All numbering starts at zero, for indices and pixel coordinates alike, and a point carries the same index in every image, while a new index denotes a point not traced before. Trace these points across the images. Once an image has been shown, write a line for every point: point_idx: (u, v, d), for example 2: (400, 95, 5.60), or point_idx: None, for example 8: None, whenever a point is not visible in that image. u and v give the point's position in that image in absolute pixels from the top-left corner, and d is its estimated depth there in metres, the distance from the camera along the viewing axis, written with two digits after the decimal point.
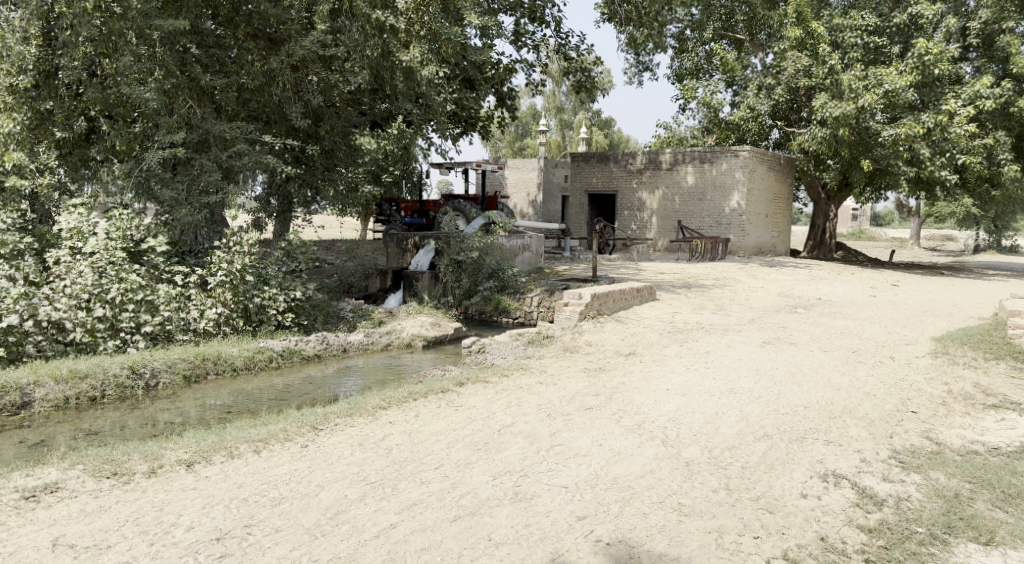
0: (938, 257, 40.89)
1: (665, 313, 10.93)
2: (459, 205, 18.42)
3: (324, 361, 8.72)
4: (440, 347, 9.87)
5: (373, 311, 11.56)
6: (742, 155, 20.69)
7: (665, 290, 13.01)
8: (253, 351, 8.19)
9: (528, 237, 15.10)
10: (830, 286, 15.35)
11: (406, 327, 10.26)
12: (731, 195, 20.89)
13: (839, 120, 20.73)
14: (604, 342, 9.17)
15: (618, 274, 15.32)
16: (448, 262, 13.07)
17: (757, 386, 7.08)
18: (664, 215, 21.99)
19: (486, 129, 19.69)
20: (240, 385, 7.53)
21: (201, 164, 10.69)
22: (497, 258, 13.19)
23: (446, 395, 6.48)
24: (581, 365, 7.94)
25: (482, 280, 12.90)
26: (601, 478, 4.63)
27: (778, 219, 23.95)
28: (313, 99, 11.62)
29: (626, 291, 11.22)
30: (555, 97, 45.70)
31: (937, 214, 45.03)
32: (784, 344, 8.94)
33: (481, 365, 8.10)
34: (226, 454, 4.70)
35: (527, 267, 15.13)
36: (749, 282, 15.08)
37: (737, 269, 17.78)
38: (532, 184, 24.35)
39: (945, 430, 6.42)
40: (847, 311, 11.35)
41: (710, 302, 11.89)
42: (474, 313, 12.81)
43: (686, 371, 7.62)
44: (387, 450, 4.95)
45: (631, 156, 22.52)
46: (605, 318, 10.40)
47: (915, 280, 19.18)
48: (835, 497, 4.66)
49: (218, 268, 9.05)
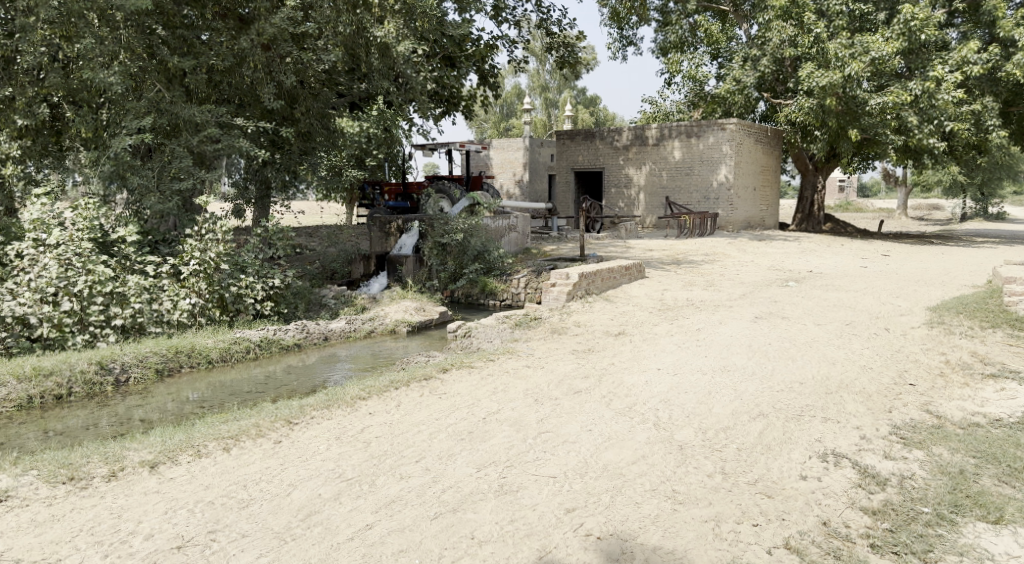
0: (926, 226, 40.95)
1: (655, 291, 10.70)
2: (443, 187, 18.08)
3: (305, 350, 8.45)
4: (426, 333, 9.62)
5: (356, 297, 11.28)
6: (729, 128, 20.43)
7: (654, 267, 12.78)
8: (230, 342, 7.91)
9: (514, 217, 14.81)
10: (820, 258, 15.18)
11: (390, 313, 9.99)
12: (718, 168, 20.64)
13: (826, 90, 20.65)
14: (593, 322, 8.93)
15: (607, 252, 15.09)
16: (433, 245, 12.78)
17: (751, 363, 6.87)
18: (652, 191, 21.72)
19: (469, 109, 19.29)
20: (217, 378, 7.27)
21: (171, 150, 10.33)
22: (482, 239, 12.91)
23: (430, 382, 6.22)
24: (569, 347, 7.70)
25: (468, 263, 12.64)
26: (591, 466, 4.39)
27: (766, 192, 23.73)
28: (286, 80, 11.25)
29: (615, 269, 10.97)
30: (539, 75, 45.16)
31: (924, 184, 45.05)
32: (777, 319, 8.73)
33: (467, 350, 7.84)
34: (192, 453, 4.45)
35: (514, 248, 14.86)
36: (739, 256, 14.90)
37: (726, 244, 17.57)
38: (518, 164, 24.01)
39: (945, 402, 6.23)
40: (840, 283, 11.17)
41: (700, 278, 11.67)
42: (460, 296, 12.54)
43: (677, 349, 7.40)
44: (365, 444, 4.69)
45: (617, 132, 22.25)
46: (593, 298, 10.15)
47: (905, 250, 19.06)
48: (836, 478, 4.45)
49: (191, 257, 8.76)
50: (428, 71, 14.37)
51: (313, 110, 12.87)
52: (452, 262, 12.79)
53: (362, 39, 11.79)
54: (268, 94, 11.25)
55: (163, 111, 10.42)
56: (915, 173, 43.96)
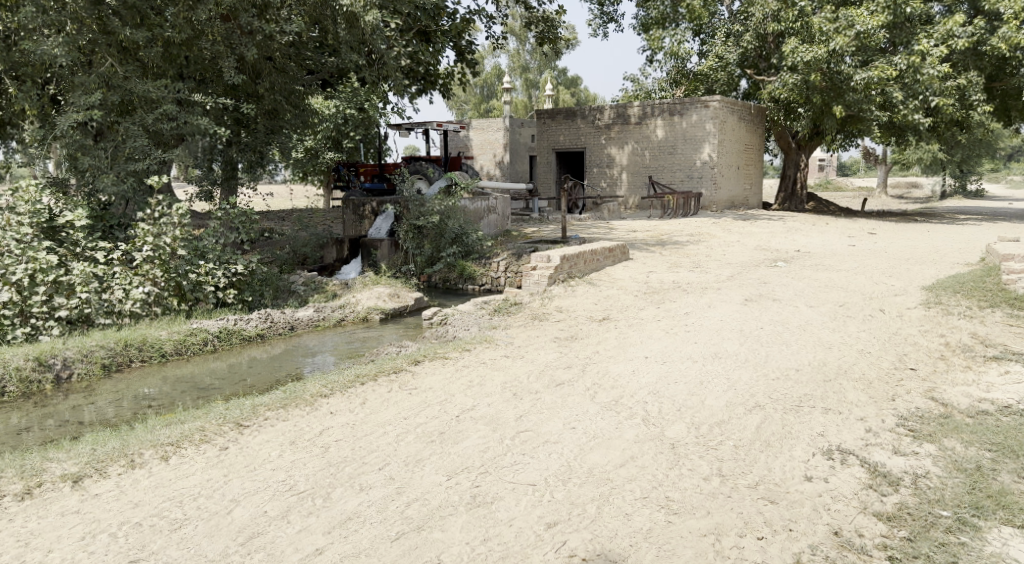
0: (907, 204, 40.89)
1: (640, 273, 10.26)
2: (420, 167, 17.53)
3: (268, 341, 7.92)
4: (399, 320, 9.11)
5: (327, 284, 10.74)
6: (712, 105, 20.02)
7: (638, 248, 12.33)
8: (185, 334, 7.38)
9: (493, 198, 14.29)
10: (807, 237, 14.82)
11: (362, 300, 9.47)
12: (702, 147, 20.20)
13: (810, 66, 20.39)
14: (576, 307, 8.47)
15: (589, 233, 14.62)
16: (408, 228, 12.25)
17: (744, 349, 6.46)
18: (635, 171, 21.25)
19: (447, 88, 18.57)
20: (172, 373, 6.76)
21: (125, 129, 9.70)
22: (459, 221, 12.38)
23: (399, 376, 5.73)
24: (551, 335, 7.24)
25: (445, 246, 12.12)
26: (574, 471, 3.95)
27: (750, 171, 23.33)
28: (247, 53, 10.65)
29: (597, 252, 10.51)
30: (519, 55, 44.39)
31: (905, 162, 44.99)
32: (768, 301, 8.32)
33: (442, 340, 7.35)
34: (123, 464, 3.96)
35: (494, 231, 14.34)
36: (725, 236, 14.49)
37: (711, 224, 17.17)
38: (498, 144, 23.44)
39: (949, 388, 5.85)
40: (830, 262, 10.79)
41: (686, 259, 11.25)
42: (437, 281, 12.04)
43: (665, 336, 6.96)
44: (323, 449, 4.21)
45: (599, 111, 21.67)
46: (576, 282, 9.68)
47: (890, 228, 18.78)
48: (843, 479, 4.03)
49: (144, 243, 8.17)
50: (401, 46, 13.73)
51: (278, 86, 12.22)
52: (429, 245, 12.27)
53: (330, 9, 11.23)
54: (228, 68, 10.60)
55: (115, 87, 9.77)
56: (896, 151, 43.87)
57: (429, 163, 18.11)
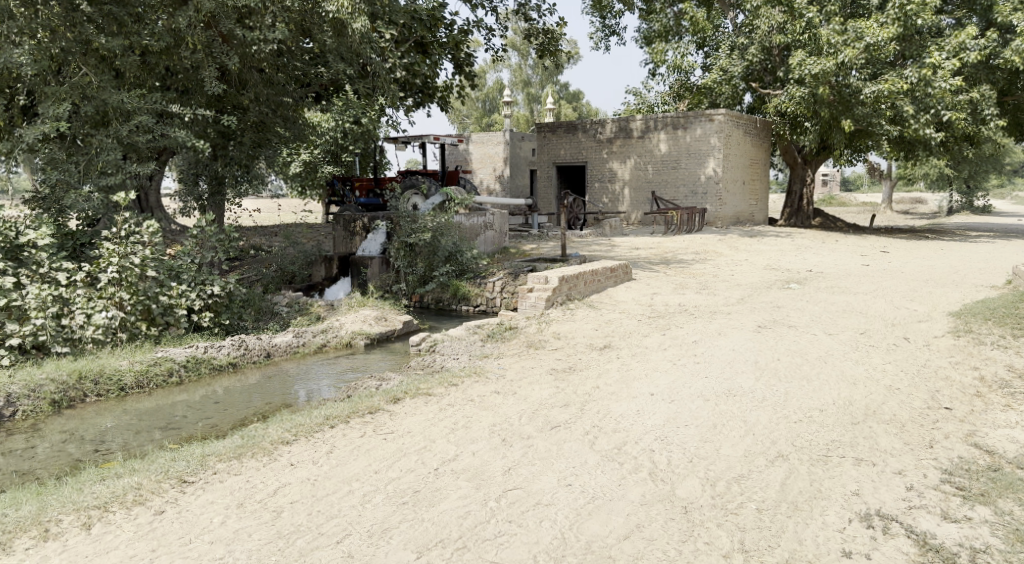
0: (913, 220, 40.27)
1: (644, 295, 9.64)
2: (415, 182, 16.98)
3: (241, 370, 7.31)
4: (386, 346, 8.50)
5: (312, 305, 10.15)
6: (717, 119, 19.46)
7: (642, 267, 11.73)
8: (149, 364, 6.79)
9: (490, 214, 13.71)
10: (818, 255, 14.21)
11: (346, 323, 8.86)
12: (706, 162, 19.66)
13: (818, 78, 19.79)
14: (576, 333, 7.86)
15: (591, 251, 14.02)
16: (399, 245, 11.66)
17: (760, 384, 5.86)
18: (637, 186, 20.71)
19: (446, 101, 17.92)
20: (132, 409, 6.16)
21: (98, 141, 9.16)
22: (453, 238, 11.78)
23: (375, 417, 5.11)
24: (548, 365, 6.62)
25: (439, 264, 11.52)
26: (569, 546, 3.34)
27: (756, 187, 22.74)
28: (229, 62, 10.13)
29: (599, 272, 9.90)
30: (521, 70, 44.03)
31: (910, 178, 44.45)
32: (782, 328, 7.69)
33: (428, 371, 6.73)
34: (35, 535, 3.37)
35: (491, 248, 13.75)
36: (732, 254, 13.88)
37: (717, 241, 16.58)
38: (498, 158, 22.92)
39: (992, 432, 5.20)
40: (845, 284, 10.17)
41: (693, 280, 10.64)
42: (430, 301, 11.43)
43: (673, 368, 6.33)
44: (275, 514, 3.61)
45: (601, 124, 21.15)
46: (575, 305, 9.07)
47: (901, 245, 18.17)
48: (888, 556, 3.40)
49: (108, 263, 7.64)
50: (395, 57, 13.21)
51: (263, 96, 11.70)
52: (422, 264, 11.69)
53: (317, 16, 10.91)
54: (210, 78, 10.05)
55: (89, 98, 9.24)
56: (901, 166, 43.33)
57: (426, 177, 17.56)
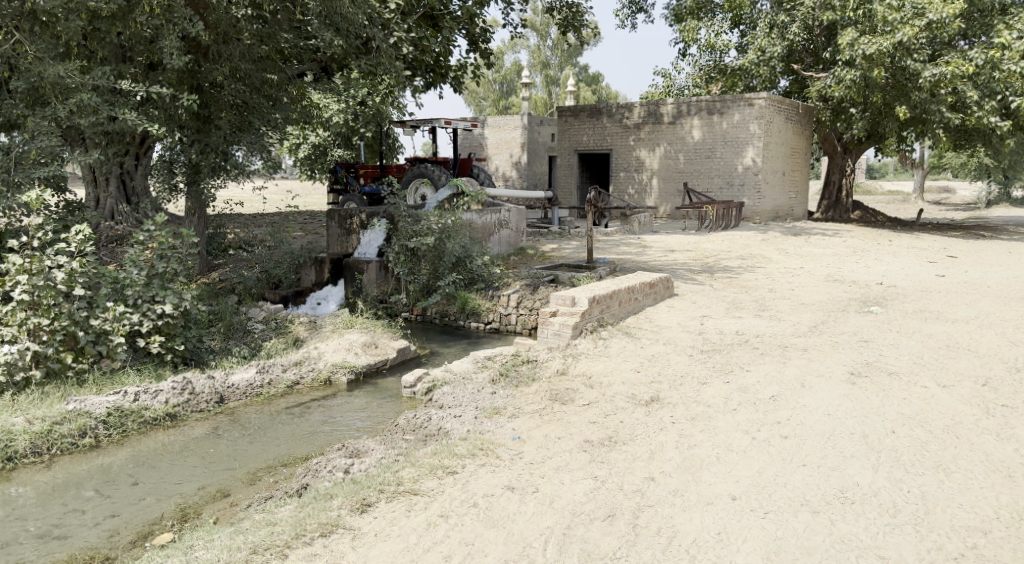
0: (951, 212, 37.99)
1: (692, 319, 7.91)
2: (424, 170, 15.30)
3: (182, 424, 5.70)
4: (374, 383, 6.83)
5: (292, 324, 8.56)
6: (757, 104, 17.56)
7: (683, 278, 9.98)
8: (54, 422, 5.21)
9: (505, 211, 12.02)
10: (879, 263, 12.40)
11: (326, 352, 7.18)
12: (744, 151, 17.80)
13: (872, 60, 17.83)
14: (615, 377, 6.13)
15: (620, 253, 12.31)
16: (399, 249, 10.00)
17: (883, 483, 4.14)
18: (667, 177, 18.87)
19: (459, 82, 16.10)
20: (18, 491, 4.59)
21: (32, 122, 7.59)
22: (461, 241, 10.09)
23: (328, 545, 3.46)
24: (582, 434, 4.90)
25: (444, 272, 9.83)
26: None
27: (796, 178, 20.78)
28: (192, 28, 8.37)
29: (635, 289, 8.16)
30: (540, 51, 42.27)
31: (947, 167, 42.04)
32: (880, 376, 5.93)
33: (420, 438, 5.05)
34: None
35: (505, 249, 12.05)
36: (783, 260, 12.09)
37: (759, 242, 14.76)
38: (515, 143, 21.20)
39: None
40: (935, 307, 8.36)
41: (748, 297, 8.91)
42: (433, 316, 9.70)
43: (751, 446, 4.62)
44: None
45: (627, 108, 19.29)
46: (610, 332, 7.36)
47: (965, 246, 16.23)
48: None
49: (17, 283, 6.14)
50: (400, 29, 11.47)
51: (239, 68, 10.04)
52: (425, 271, 10.00)
53: None
54: (171, 49, 8.34)
55: (22, 72, 7.63)
56: (937, 155, 40.99)
57: (435, 165, 15.85)
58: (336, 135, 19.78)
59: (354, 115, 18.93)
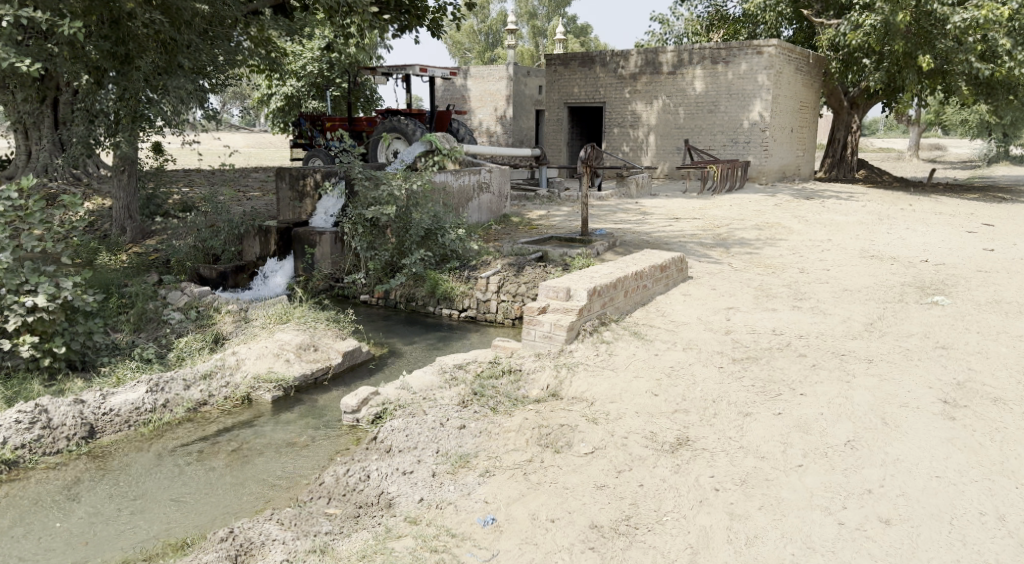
0: (952, 171, 36.38)
1: (715, 311, 6.35)
2: (397, 123, 13.47)
3: (28, 475, 4.11)
4: (310, 401, 5.21)
5: (220, 312, 6.91)
6: (767, 52, 15.73)
7: (695, 255, 8.39)
8: None
9: (486, 172, 10.30)
10: (911, 233, 10.87)
11: (248, 358, 5.53)
12: (751, 104, 16.07)
13: (897, 2, 15.83)
14: (627, 405, 4.54)
15: (617, 221, 10.69)
16: (357, 220, 8.32)
17: None
18: (665, 133, 17.13)
19: (438, 23, 14.10)
20: None
21: None
22: (430, 210, 8.41)
23: None
24: (586, 513, 3.34)
25: (410, 248, 8.18)
26: None
27: (804, 134, 19.08)
28: None
29: (644, 275, 6.55)
30: (527, 1, 39.92)
31: (947, 124, 40.35)
32: (985, 407, 4.39)
33: (350, 514, 3.47)
34: None
35: (484, 216, 10.38)
36: (804, 230, 10.51)
37: (771, 207, 13.18)
38: (500, 96, 19.38)
39: None
40: (1008, 295, 6.83)
41: (777, 282, 7.34)
42: (397, 300, 8.06)
43: (841, 542, 3.11)
44: None
45: (623, 56, 17.37)
46: (616, 333, 5.77)
47: (994, 212, 14.70)
48: None
49: None
50: None
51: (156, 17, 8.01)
52: (388, 245, 8.34)
53: None
54: None
55: None
56: (936, 111, 39.30)
57: (409, 118, 14.04)
58: (312, 83, 17.99)
59: (331, 63, 17.95)
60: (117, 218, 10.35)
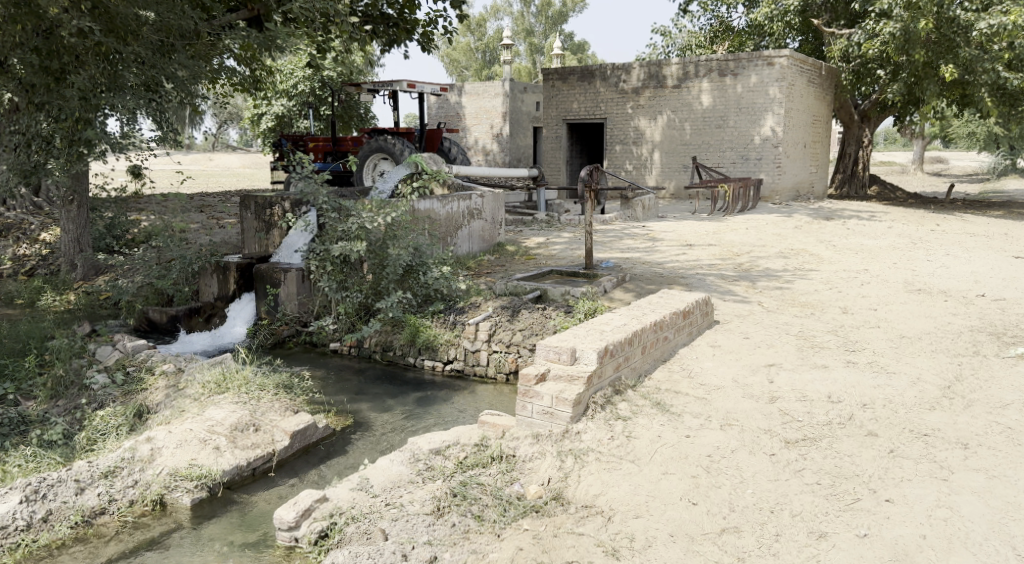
0: (962, 186, 35.31)
1: (754, 369, 5.19)
2: (385, 143, 12.36)
3: None
4: (243, 504, 4.04)
5: (154, 374, 5.74)
6: (779, 64, 14.66)
7: (719, 292, 7.24)
8: None
9: (477, 197, 9.16)
10: (953, 260, 9.73)
11: (168, 444, 4.36)
12: (763, 119, 14.98)
13: (917, 7, 14.71)
14: (657, 524, 3.37)
15: (625, 249, 9.55)
16: (325, 256, 7.17)
17: None
18: (670, 150, 16.06)
19: (430, 37, 12.95)
20: None
21: None
22: (409, 243, 7.26)
23: None
24: None
25: (386, 287, 7.04)
26: None
27: (817, 150, 17.97)
28: None
29: (665, 324, 5.38)
30: (523, 18, 39.21)
31: (954, 137, 39.32)
32: None
33: None
34: None
35: (476, 245, 9.23)
36: (835, 258, 9.36)
37: (791, 230, 12.07)
38: (496, 113, 18.33)
39: None
40: None
41: (820, 326, 6.19)
42: (372, 348, 6.89)
43: None
44: None
45: (625, 69, 16.31)
46: (634, 405, 4.60)
47: None
48: None
49: None
50: None
51: (87, 24, 6.97)
52: (363, 284, 7.21)
53: None
54: None
55: None
56: (942, 125, 38.31)
57: (397, 137, 12.93)
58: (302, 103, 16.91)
59: (322, 82, 16.97)
60: (67, 252, 9.20)
